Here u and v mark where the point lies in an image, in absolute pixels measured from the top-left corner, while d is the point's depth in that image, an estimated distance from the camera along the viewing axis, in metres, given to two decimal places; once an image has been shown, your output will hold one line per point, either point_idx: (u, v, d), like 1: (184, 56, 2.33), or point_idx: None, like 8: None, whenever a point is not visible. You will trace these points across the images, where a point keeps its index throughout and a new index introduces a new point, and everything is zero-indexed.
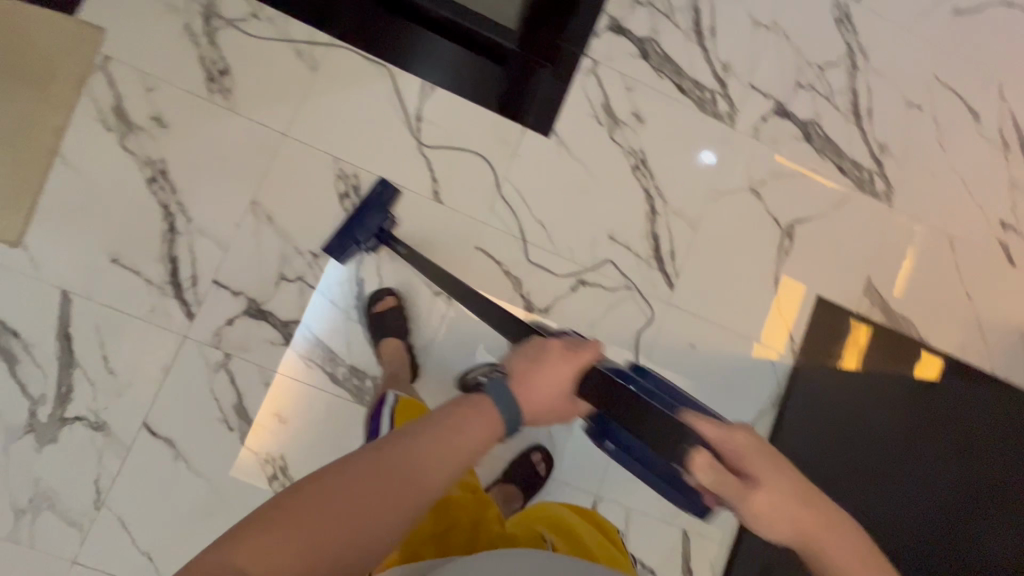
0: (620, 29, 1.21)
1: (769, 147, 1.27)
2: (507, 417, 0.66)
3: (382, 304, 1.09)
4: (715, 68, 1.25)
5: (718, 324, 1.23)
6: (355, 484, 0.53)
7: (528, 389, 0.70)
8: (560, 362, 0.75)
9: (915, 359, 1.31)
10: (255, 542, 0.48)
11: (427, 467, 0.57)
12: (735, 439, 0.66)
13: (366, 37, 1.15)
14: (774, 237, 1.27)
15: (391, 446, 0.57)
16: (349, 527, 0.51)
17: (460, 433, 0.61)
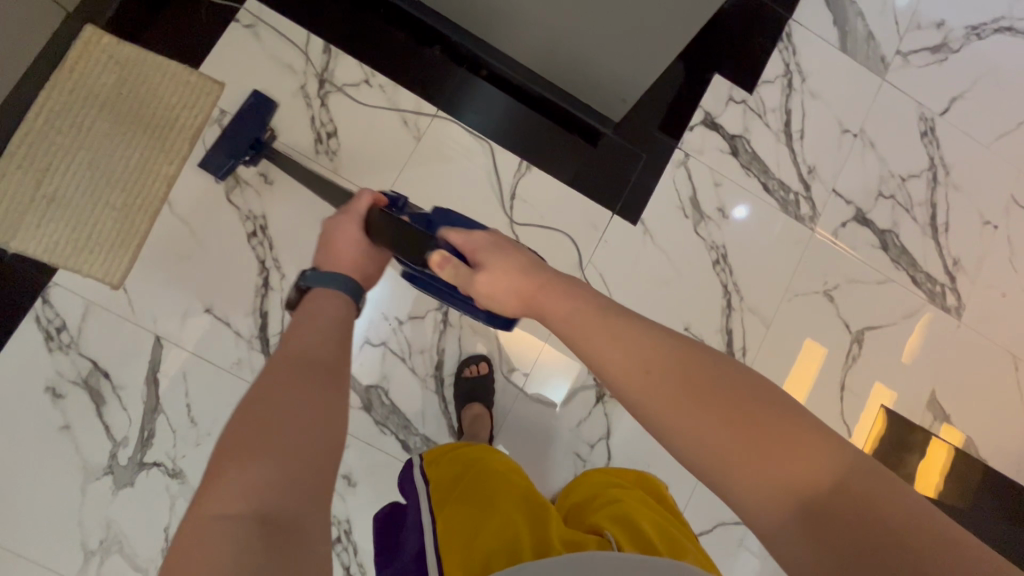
0: (715, 124, 1.26)
1: (846, 252, 1.29)
2: (343, 288, 0.76)
3: (473, 370, 1.12)
4: (799, 172, 1.29)
5: None
6: (277, 389, 0.56)
7: (330, 248, 0.81)
8: (346, 226, 0.82)
9: (926, 452, 1.29)
10: (235, 460, 0.48)
11: (306, 346, 0.63)
12: (486, 264, 0.73)
13: (472, 112, 1.19)
14: (844, 342, 1.28)
15: (291, 355, 0.61)
16: (303, 411, 0.54)
17: (323, 313, 0.71)
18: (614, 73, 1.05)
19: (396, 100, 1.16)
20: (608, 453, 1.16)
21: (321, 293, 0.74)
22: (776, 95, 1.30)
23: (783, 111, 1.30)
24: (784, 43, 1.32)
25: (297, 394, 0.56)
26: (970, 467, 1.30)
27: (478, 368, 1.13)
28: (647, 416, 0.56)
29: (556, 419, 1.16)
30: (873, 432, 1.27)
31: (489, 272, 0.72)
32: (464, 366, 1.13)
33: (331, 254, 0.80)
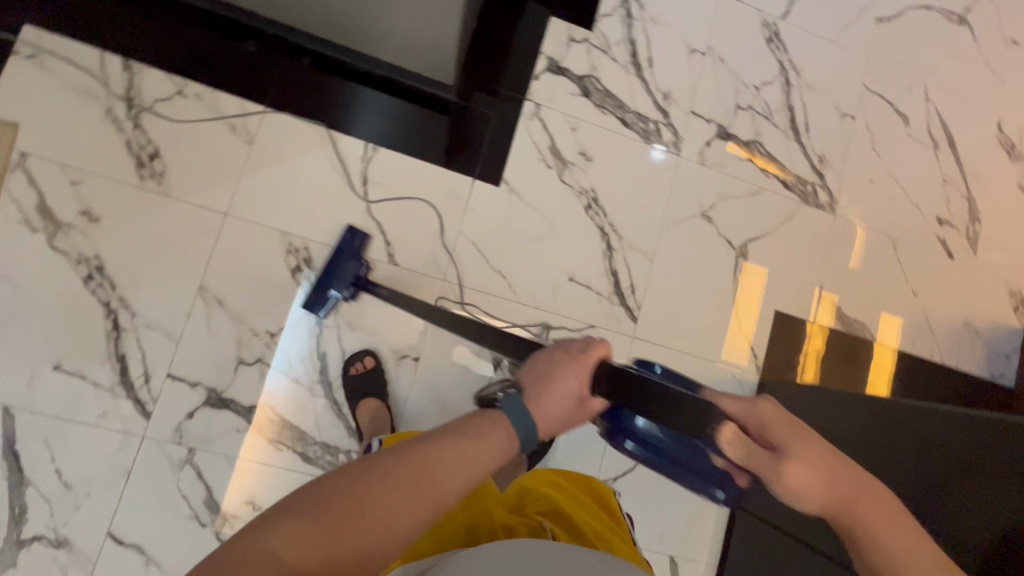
0: (561, 68, 1.23)
1: (715, 170, 1.30)
2: (522, 434, 0.56)
3: (361, 366, 1.09)
4: (655, 100, 1.28)
5: (683, 351, 1.25)
6: (376, 471, 0.49)
7: (537, 396, 0.58)
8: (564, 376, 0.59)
9: (870, 358, 1.36)
10: (285, 527, 0.44)
11: (443, 466, 0.51)
12: (795, 449, 0.54)
13: (304, 101, 1.12)
14: (729, 257, 1.29)
15: (426, 450, 0.52)
16: (377, 515, 0.47)
17: (488, 439, 0.55)
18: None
19: (218, 105, 1.08)
20: None
21: (490, 419, 0.56)
22: (617, 27, 1.28)
23: (628, 42, 1.28)
24: None
25: (390, 502, 0.48)
26: (866, 350, 1.36)
27: (366, 362, 1.09)
28: (846, 514, 0.53)
29: (456, 394, 1.15)
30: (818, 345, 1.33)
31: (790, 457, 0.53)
32: (352, 364, 1.09)
33: (531, 398, 0.58)
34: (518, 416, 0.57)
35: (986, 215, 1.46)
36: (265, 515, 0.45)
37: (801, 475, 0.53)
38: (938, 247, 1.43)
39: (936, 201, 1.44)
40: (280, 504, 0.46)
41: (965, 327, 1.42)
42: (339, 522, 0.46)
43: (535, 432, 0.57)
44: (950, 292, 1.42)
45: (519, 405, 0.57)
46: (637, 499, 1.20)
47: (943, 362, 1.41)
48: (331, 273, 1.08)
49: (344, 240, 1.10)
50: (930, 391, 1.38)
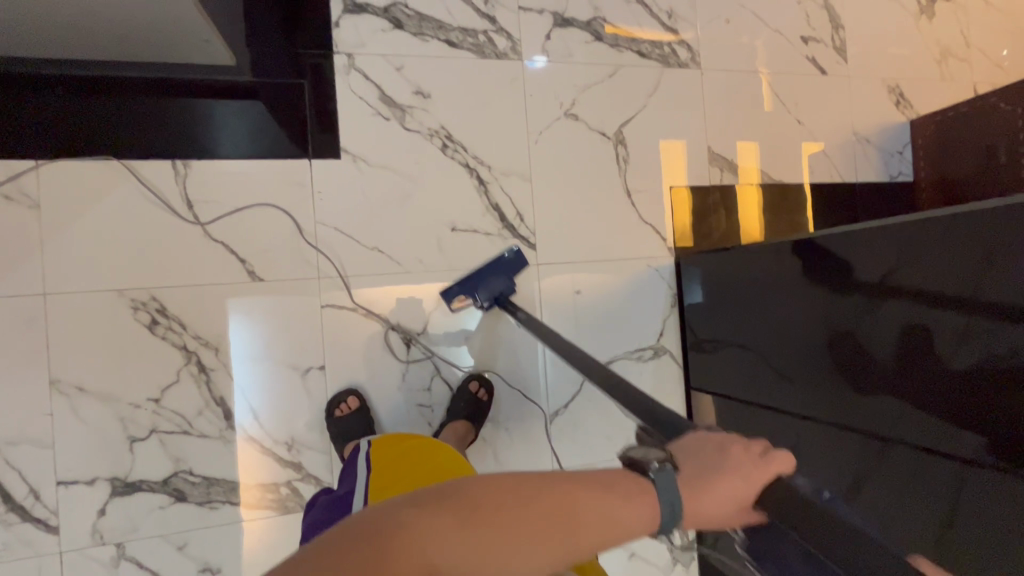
0: (359, 6, 1.09)
1: (564, 62, 1.20)
2: (666, 512, 0.42)
3: (344, 407, 1.03)
4: (475, 7, 1.15)
5: (592, 260, 1.21)
6: (519, 497, 0.40)
7: (701, 492, 0.43)
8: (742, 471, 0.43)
9: (804, 203, 1.37)
10: (437, 526, 0.37)
11: (596, 506, 0.41)
12: None
13: (79, 138, 0.97)
14: (607, 149, 1.22)
15: (570, 490, 0.42)
16: (505, 543, 0.38)
17: (635, 509, 0.42)
18: (170, 18, 0.84)
19: None
20: (449, 384, 1.12)
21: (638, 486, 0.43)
22: None
23: None
24: None
25: (530, 536, 0.39)
26: (798, 196, 1.37)
27: (351, 404, 1.04)
28: None
29: (380, 386, 1.08)
30: (755, 201, 1.33)
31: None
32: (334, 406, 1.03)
33: (694, 482, 0.43)
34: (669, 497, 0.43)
35: (846, 18, 1.42)
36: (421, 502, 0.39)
37: None
38: (810, 67, 1.38)
39: (797, 20, 1.38)
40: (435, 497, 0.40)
41: (855, 139, 1.41)
42: (479, 534, 0.38)
43: (679, 515, 0.42)
44: (832, 109, 1.40)
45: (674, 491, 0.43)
46: (594, 417, 1.19)
47: (844, 180, 1.41)
48: (478, 278, 1.10)
49: (508, 257, 1.11)
50: (837, 211, 1.39)
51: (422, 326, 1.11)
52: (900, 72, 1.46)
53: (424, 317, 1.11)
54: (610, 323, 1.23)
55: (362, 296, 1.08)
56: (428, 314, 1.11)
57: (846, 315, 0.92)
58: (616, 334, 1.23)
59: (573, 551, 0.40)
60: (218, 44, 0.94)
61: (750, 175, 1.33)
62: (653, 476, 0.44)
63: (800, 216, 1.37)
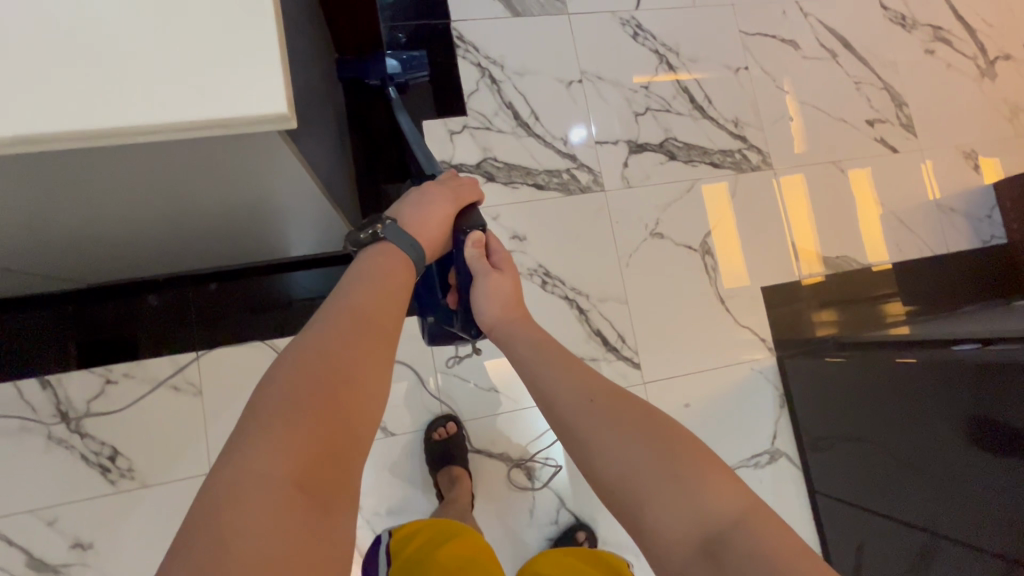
0: (455, 166, 1.19)
1: (644, 185, 1.26)
2: (414, 257, 0.62)
3: (444, 433, 1.10)
4: (557, 149, 1.24)
5: (696, 371, 1.23)
6: (339, 346, 0.47)
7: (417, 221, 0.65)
8: (446, 203, 0.70)
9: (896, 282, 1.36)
10: (292, 412, 0.41)
11: (373, 294, 0.53)
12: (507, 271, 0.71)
13: (229, 324, 1.09)
14: (696, 260, 1.26)
15: (359, 310, 0.51)
16: (360, 376, 0.46)
17: (397, 273, 0.58)
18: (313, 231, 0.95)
19: (152, 373, 1.04)
20: (575, 515, 1.14)
21: (384, 249, 0.61)
22: (489, 99, 1.23)
23: (507, 108, 1.24)
24: (462, 47, 1.24)
25: (365, 353, 0.47)
26: (890, 276, 1.36)
27: (448, 429, 1.10)
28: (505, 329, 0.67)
29: (510, 523, 1.12)
30: (817, 263, 1.33)
31: (508, 277, 0.69)
32: (433, 431, 1.10)
33: (408, 219, 0.65)
34: (402, 240, 0.62)
35: (908, 94, 1.44)
36: (260, 411, 0.41)
37: (502, 286, 0.68)
38: (880, 147, 1.40)
39: (859, 105, 1.41)
40: (265, 398, 0.42)
41: (938, 210, 1.40)
42: (335, 401, 0.43)
43: (420, 252, 0.63)
44: (910, 183, 1.41)
45: (401, 230, 0.63)
46: None
47: (934, 252, 1.39)
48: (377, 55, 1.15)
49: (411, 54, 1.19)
50: (935, 286, 1.37)
51: (540, 459, 1.15)
52: (972, 136, 1.45)
53: (542, 450, 1.15)
54: (723, 431, 1.22)
55: (485, 438, 1.14)
56: (546, 446, 1.15)
57: (958, 406, 0.95)
58: (731, 444, 1.22)
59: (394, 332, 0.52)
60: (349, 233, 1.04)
61: (809, 263, 1.32)
62: (388, 224, 0.62)
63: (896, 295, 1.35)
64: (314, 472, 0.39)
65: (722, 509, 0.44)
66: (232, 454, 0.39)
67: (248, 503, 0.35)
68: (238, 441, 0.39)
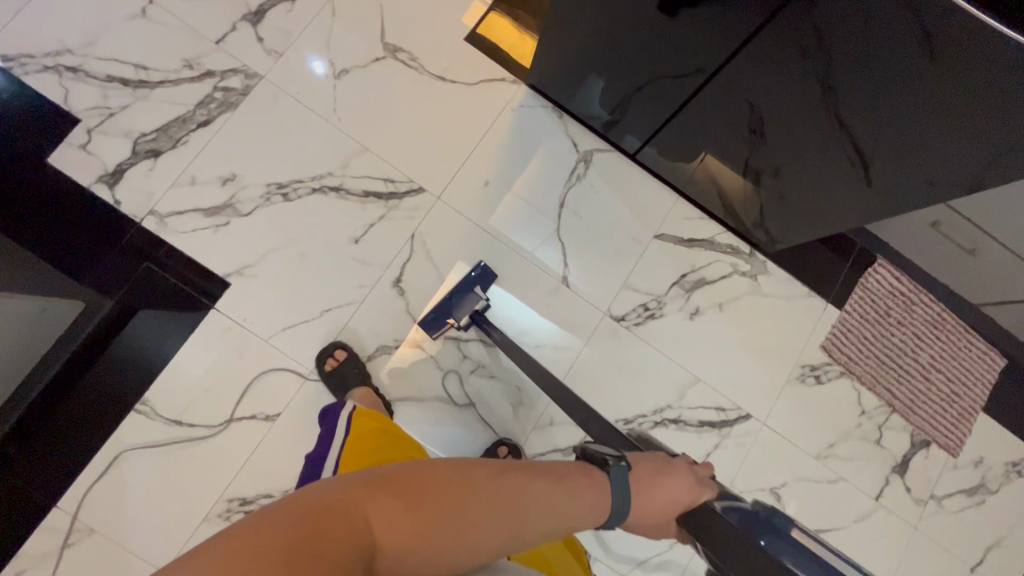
0: (117, 170, 1.07)
1: (292, 42, 1.15)
2: (614, 505, 0.62)
3: (334, 360, 1.07)
4: (189, 79, 1.11)
5: (472, 150, 1.19)
6: (476, 486, 0.50)
7: (653, 483, 0.67)
8: (687, 481, 0.68)
9: None
10: (379, 494, 0.46)
11: (541, 497, 0.54)
12: None
13: (59, 464, 1.01)
14: (393, 65, 1.18)
15: (522, 489, 0.53)
16: (461, 527, 0.47)
17: (585, 500, 0.59)
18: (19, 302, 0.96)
19: (35, 554, 0.98)
20: (480, 340, 1.14)
21: (594, 478, 0.62)
22: (84, 88, 1.08)
23: (110, 81, 1.09)
24: (15, 64, 1.06)
25: (486, 517, 0.49)
26: None
27: (338, 356, 1.07)
28: None
29: (435, 390, 1.12)
30: None
31: None
32: (323, 362, 1.07)
33: (645, 471, 0.67)
34: (626, 488, 0.63)
35: None
36: (369, 476, 0.47)
37: None
38: None
39: None
40: (387, 471, 0.48)
41: None
42: (412, 514, 0.46)
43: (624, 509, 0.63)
44: None
45: (626, 479, 0.64)
46: (595, 248, 1.20)
47: None
48: None
49: None
50: None
51: (413, 323, 1.13)
52: None
53: (407, 318, 1.13)
54: (535, 175, 1.20)
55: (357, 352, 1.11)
56: (407, 313, 1.13)
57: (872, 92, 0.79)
58: (546, 180, 1.21)
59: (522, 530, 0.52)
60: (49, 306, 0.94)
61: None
62: (610, 466, 0.64)
63: None
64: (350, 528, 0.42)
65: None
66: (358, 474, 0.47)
67: (260, 520, 0.39)
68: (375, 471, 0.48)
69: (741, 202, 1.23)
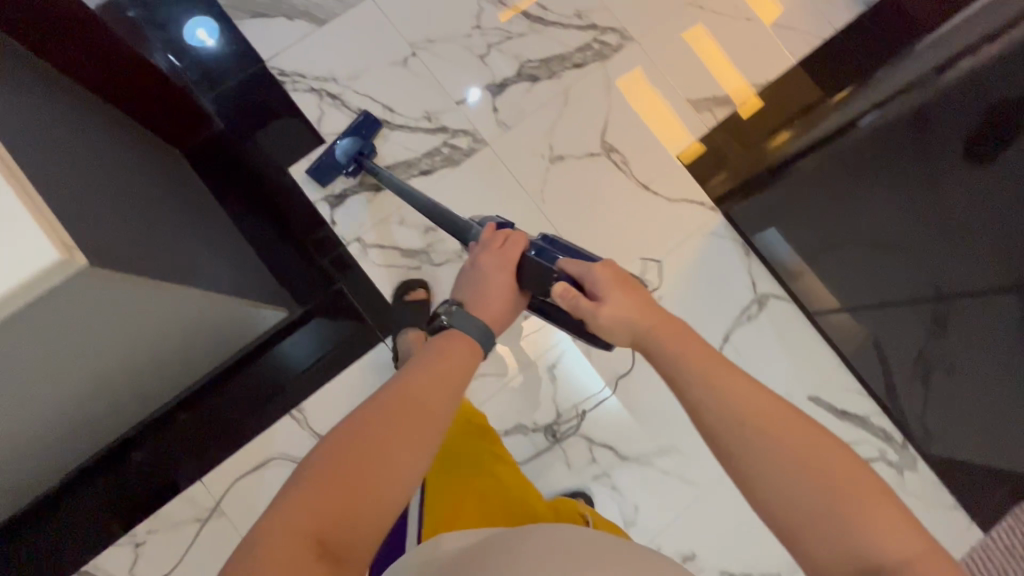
0: (340, 194, 1.17)
1: (522, 119, 1.23)
2: (477, 334, 0.70)
3: (415, 295, 1.13)
4: (425, 129, 1.21)
5: (653, 262, 1.22)
6: (374, 427, 0.51)
7: (478, 300, 0.75)
8: (498, 258, 0.78)
9: (806, 88, 1.32)
10: (298, 498, 0.45)
11: (422, 382, 0.57)
12: (609, 296, 0.67)
13: (213, 441, 1.10)
14: (605, 163, 1.24)
15: (408, 396, 0.55)
16: (384, 462, 0.49)
17: (462, 358, 0.64)
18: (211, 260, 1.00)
19: (171, 519, 1.05)
20: (620, 454, 1.15)
21: (452, 334, 0.68)
22: (337, 115, 1.20)
23: (359, 115, 1.20)
24: (288, 80, 1.20)
25: (396, 439, 0.50)
26: (800, 88, 1.32)
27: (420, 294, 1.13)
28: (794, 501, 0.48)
29: (561, 482, 1.14)
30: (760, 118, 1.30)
31: (621, 298, 0.66)
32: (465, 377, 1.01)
33: (472, 302, 0.75)
34: (467, 323, 0.71)
35: None
36: (283, 495, 0.46)
37: (609, 315, 0.66)
38: None
39: None
40: (296, 477, 0.47)
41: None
42: (339, 485, 0.46)
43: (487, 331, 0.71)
44: None
45: (468, 316, 0.72)
46: None
47: (824, 38, 1.35)
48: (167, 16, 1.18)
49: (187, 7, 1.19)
50: (856, 73, 1.33)
51: (556, 414, 1.16)
52: None
53: (551, 405, 1.16)
54: (706, 301, 1.22)
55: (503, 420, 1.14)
56: (553, 400, 1.16)
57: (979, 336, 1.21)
58: (716, 310, 1.22)
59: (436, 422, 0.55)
60: (250, 306, 1.01)
61: (736, 97, 1.30)
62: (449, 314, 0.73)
63: (809, 102, 1.32)
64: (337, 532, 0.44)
65: (883, 557, 0.44)
66: (272, 510, 0.45)
67: None
68: (279, 497, 0.46)
69: (906, 389, 1.22)
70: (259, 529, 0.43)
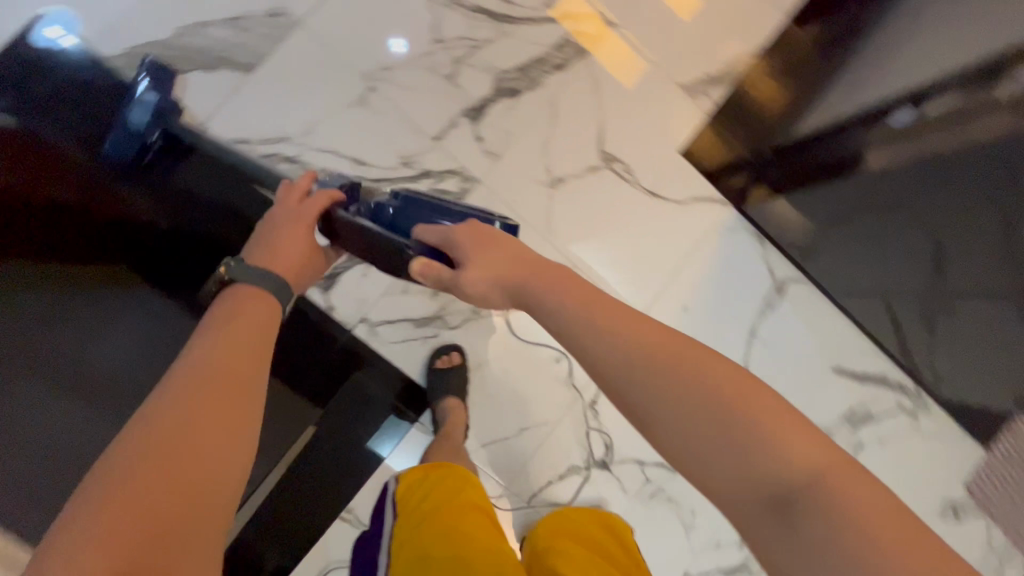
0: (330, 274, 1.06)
1: (509, 141, 1.09)
2: (270, 285, 0.70)
3: (449, 361, 1.07)
4: (405, 176, 1.05)
5: (673, 270, 1.17)
6: (190, 404, 0.50)
7: (273, 257, 0.74)
8: (295, 225, 0.78)
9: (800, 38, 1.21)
10: (119, 483, 0.42)
11: (229, 350, 0.57)
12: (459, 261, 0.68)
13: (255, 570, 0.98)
14: (608, 174, 1.14)
15: (222, 369, 0.54)
16: (217, 426, 0.49)
17: (254, 319, 0.65)
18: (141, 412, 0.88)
19: None
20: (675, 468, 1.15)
21: (243, 294, 0.68)
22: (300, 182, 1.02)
23: None
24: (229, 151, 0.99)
25: (222, 407, 0.51)
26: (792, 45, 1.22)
27: (453, 358, 1.07)
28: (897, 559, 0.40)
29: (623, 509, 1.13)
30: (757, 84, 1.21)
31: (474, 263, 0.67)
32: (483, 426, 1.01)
33: (261, 257, 0.74)
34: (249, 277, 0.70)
35: None
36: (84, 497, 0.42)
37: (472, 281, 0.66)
38: None
39: None
40: (99, 478, 0.43)
41: None
42: (168, 454, 0.45)
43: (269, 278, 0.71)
44: None
45: (252, 271, 0.70)
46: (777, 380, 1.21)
47: None
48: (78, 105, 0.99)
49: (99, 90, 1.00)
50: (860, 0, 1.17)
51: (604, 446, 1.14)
52: None
53: (599, 438, 1.14)
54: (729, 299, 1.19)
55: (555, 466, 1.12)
56: (599, 432, 1.14)
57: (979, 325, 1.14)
58: (740, 307, 1.20)
59: (255, 382, 0.56)
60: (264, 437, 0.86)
61: (727, 73, 1.21)
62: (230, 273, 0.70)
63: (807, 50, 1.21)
64: (161, 528, 0.41)
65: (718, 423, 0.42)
66: (73, 520, 0.40)
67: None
68: (82, 506, 0.41)
69: None
70: (59, 545, 0.38)
